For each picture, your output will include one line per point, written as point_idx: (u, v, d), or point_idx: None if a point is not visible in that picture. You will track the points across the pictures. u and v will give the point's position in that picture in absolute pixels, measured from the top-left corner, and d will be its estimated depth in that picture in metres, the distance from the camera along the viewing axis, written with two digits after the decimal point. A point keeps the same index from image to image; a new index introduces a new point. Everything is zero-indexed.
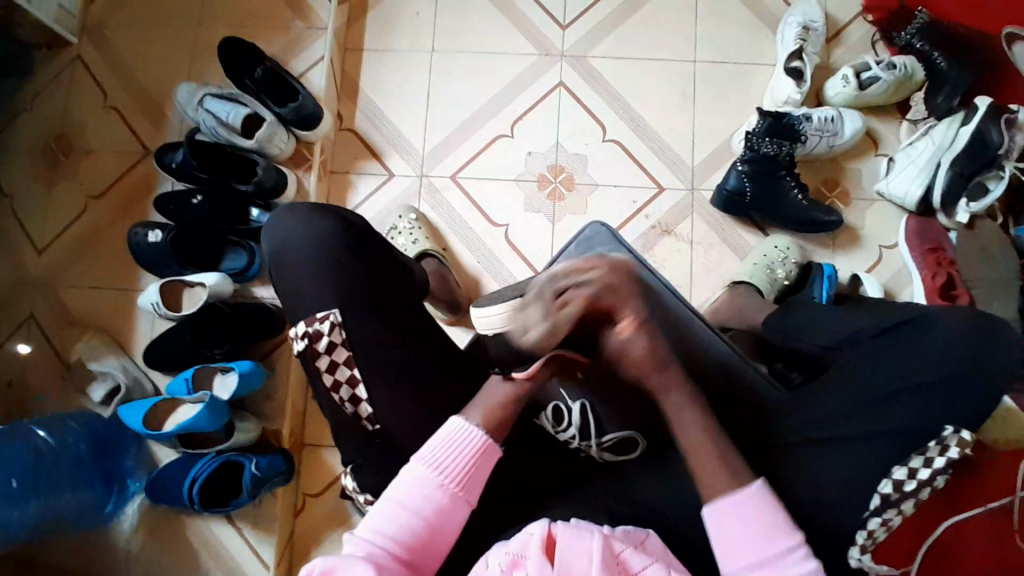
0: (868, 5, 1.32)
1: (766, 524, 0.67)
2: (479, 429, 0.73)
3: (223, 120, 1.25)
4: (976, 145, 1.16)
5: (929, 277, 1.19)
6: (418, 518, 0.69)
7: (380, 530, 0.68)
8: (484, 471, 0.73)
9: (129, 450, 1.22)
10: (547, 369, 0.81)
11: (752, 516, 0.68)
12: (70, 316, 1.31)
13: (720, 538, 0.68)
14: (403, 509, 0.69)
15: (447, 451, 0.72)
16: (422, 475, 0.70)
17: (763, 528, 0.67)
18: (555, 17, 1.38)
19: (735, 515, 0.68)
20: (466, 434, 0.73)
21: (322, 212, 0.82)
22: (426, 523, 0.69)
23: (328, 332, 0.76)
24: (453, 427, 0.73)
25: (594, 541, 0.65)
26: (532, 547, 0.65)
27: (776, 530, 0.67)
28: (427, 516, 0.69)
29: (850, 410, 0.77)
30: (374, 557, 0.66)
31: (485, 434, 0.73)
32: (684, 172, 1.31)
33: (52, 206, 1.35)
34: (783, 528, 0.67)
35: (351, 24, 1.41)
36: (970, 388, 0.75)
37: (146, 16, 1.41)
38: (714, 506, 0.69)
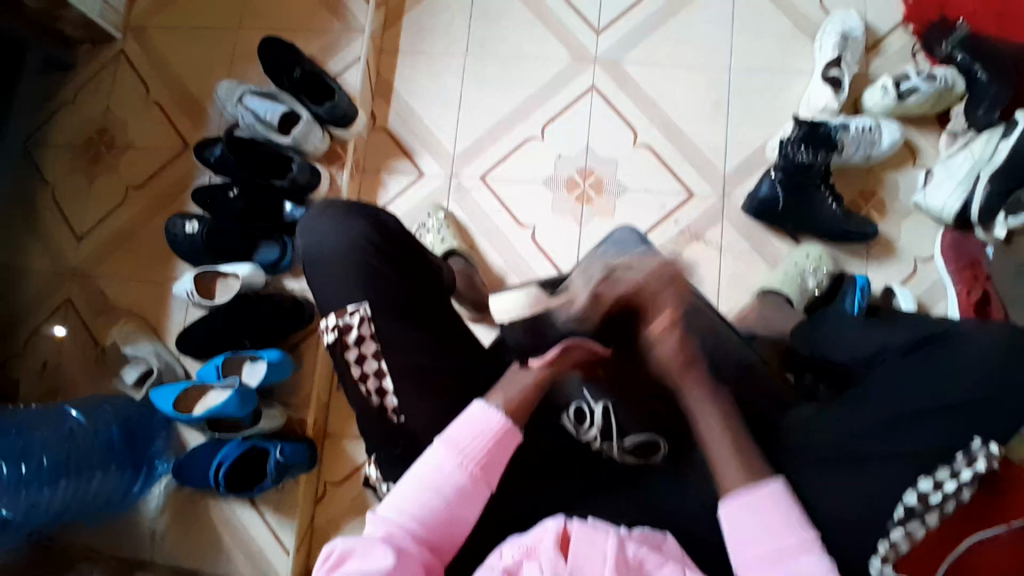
0: (910, 16, 1.31)
1: (779, 522, 0.66)
2: (500, 410, 0.74)
3: (262, 116, 1.28)
4: (1014, 162, 1.10)
5: (964, 292, 1.15)
6: (438, 498, 0.69)
7: (402, 509, 0.68)
8: (504, 454, 0.73)
9: (159, 435, 1.24)
10: (564, 357, 0.83)
11: (768, 511, 0.67)
12: (106, 303, 1.35)
13: (736, 531, 0.67)
14: (425, 489, 0.69)
15: (469, 433, 0.72)
16: (443, 456, 0.71)
17: (775, 527, 0.66)
18: (589, 22, 1.38)
19: (749, 511, 0.67)
20: (486, 416, 0.73)
21: (357, 207, 0.84)
22: (446, 505, 0.69)
23: (358, 324, 0.77)
24: (474, 409, 0.74)
25: (608, 540, 0.64)
26: (545, 540, 0.65)
27: (788, 529, 0.66)
28: (447, 497, 0.69)
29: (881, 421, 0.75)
30: (396, 536, 0.66)
31: (507, 416, 0.74)
32: (715, 178, 1.30)
33: (94, 196, 1.40)
34: (798, 526, 0.66)
35: (388, 26, 1.43)
36: (1015, 407, 0.71)
37: (190, 15, 1.46)
38: (732, 501, 0.68)
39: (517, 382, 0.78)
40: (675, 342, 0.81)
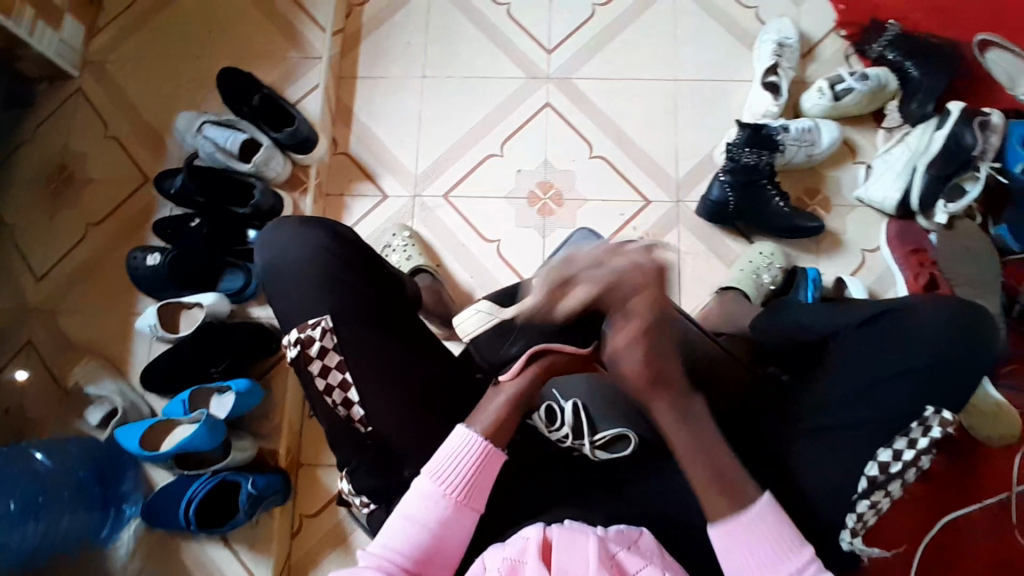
0: (841, 22, 1.39)
1: (772, 544, 0.69)
2: (478, 436, 0.74)
3: (221, 145, 1.29)
4: (950, 147, 1.20)
5: (911, 277, 1.23)
6: (425, 531, 0.70)
7: (390, 545, 0.70)
8: (488, 481, 0.74)
9: (127, 473, 1.21)
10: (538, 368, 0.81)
11: (765, 531, 0.69)
12: (68, 341, 1.32)
13: (732, 555, 0.70)
14: (411, 523, 0.71)
15: (448, 464, 0.73)
16: (426, 489, 0.72)
17: (773, 545, 0.69)
18: (541, 42, 1.44)
19: (744, 531, 0.70)
20: (465, 444, 0.73)
21: (316, 222, 0.85)
22: (432, 536, 0.70)
23: (319, 337, 0.78)
24: (454, 438, 0.74)
25: (589, 544, 0.65)
26: (530, 551, 0.65)
27: (787, 547, 0.69)
28: (433, 529, 0.70)
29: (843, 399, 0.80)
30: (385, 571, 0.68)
31: (484, 442, 0.74)
32: (669, 185, 1.35)
33: (53, 234, 1.38)
34: (794, 543, 0.69)
35: (345, 53, 1.47)
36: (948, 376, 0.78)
37: (145, 50, 1.47)
38: (721, 527, 0.70)
39: (494, 403, 0.77)
40: (639, 350, 0.75)
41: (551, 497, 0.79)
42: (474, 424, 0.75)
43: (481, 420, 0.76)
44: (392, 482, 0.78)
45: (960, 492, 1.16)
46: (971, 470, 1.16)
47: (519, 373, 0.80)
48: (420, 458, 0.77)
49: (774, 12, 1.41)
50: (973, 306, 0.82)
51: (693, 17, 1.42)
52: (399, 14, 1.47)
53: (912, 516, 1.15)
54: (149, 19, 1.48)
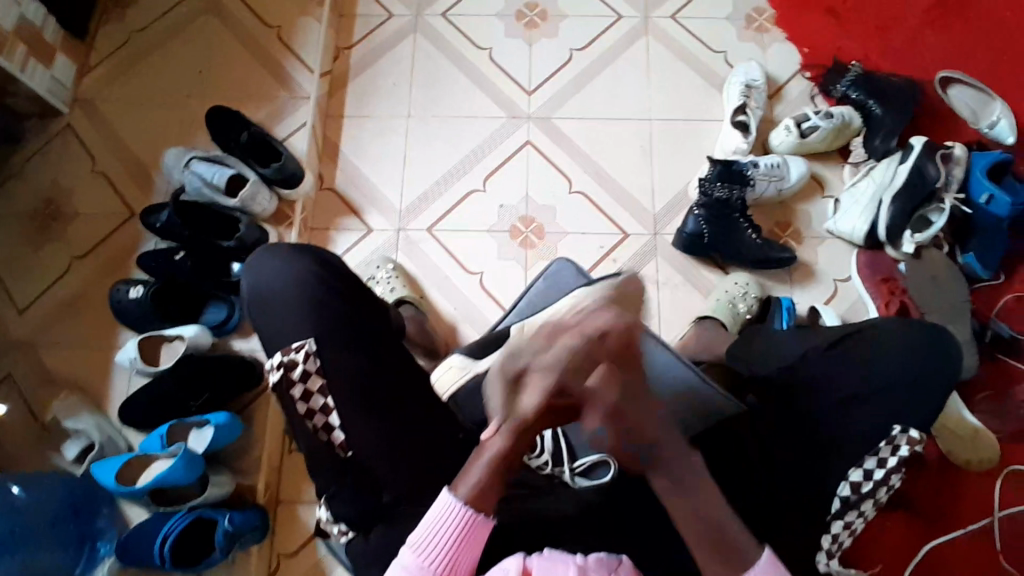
0: (805, 65, 1.47)
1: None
2: (461, 505, 0.68)
3: (208, 179, 1.31)
4: (913, 180, 1.26)
5: (883, 304, 1.27)
6: None
7: None
8: (474, 552, 0.69)
9: (102, 510, 1.19)
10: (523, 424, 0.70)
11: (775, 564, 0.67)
12: (48, 375, 1.30)
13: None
14: None
15: (431, 532, 0.68)
16: (408, 562, 0.68)
17: None
18: (521, 84, 1.50)
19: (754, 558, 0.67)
20: (447, 514, 0.68)
21: (301, 251, 0.87)
22: None
23: (303, 360, 0.79)
24: (438, 506, 0.69)
25: (568, 573, 0.63)
26: None
27: None
28: None
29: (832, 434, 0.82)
30: None
31: (468, 508, 0.68)
32: (647, 218, 1.39)
33: (36, 268, 1.38)
34: None
35: (332, 94, 1.52)
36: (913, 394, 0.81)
37: (136, 90, 1.50)
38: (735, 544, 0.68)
39: (478, 465, 0.70)
40: None
41: (530, 521, 0.79)
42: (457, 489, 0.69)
43: (465, 482, 0.69)
44: (371, 507, 0.77)
45: (942, 518, 1.16)
46: (951, 496, 1.17)
47: (504, 428, 0.70)
48: (398, 482, 0.77)
49: (742, 56, 1.49)
50: (938, 330, 0.88)
51: (665, 60, 1.50)
52: (386, 56, 1.53)
53: (894, 543, 1.15)
54: (142, 60, 1.53)
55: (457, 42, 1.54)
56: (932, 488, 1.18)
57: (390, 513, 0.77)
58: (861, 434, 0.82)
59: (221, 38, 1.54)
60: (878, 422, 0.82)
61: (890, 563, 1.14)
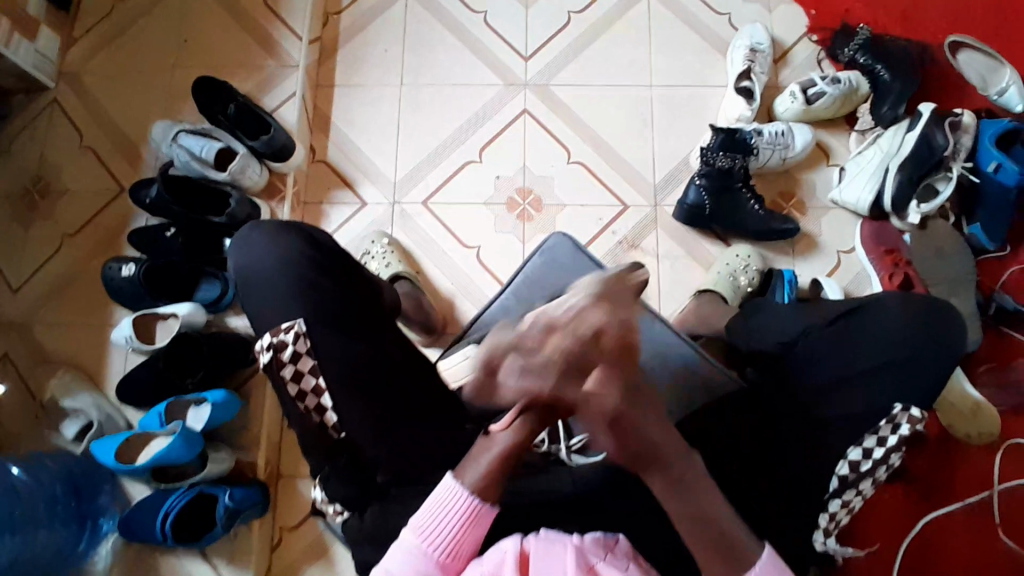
0: (812, 27, 1.41)
1: None
2: (467, 491, 0.68)
3: (197, 154, 1.28)
4: (921, 150, 1.22)
5: (886, 278, 1.24)
6: None
7: None
8: (476, 538, 0.69)
9: (103, 488, 1.20)
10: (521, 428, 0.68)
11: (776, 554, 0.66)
12: (46, 355, 1.30)
13: None
14: None
15: (433, 520, 0.68)
16: (410, 546, 0.67)
17: None
18: (517, 50, 1.45)
19: None
20: (455, 497, 0.68)
21: (290, 229, 0.85)
22: None
23: (292, 342, 0.77)
24: (443, 491, 0.69)
25: (566, 555, 0.63)
26: (507, 565, 0.63)
27: None
28: None
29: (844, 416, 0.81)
30: None
31: (474, 496, 0.68)
32: (647, 189, 1.36)
33: (28, 247, 1.36)
34: None
35: (322, 62, 1.47)
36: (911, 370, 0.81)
37: (120, 61, 1.46)
38: None
39: (486, 455, 0.69)
40: None
41: (527, 501, 0.79)
42: (464, 477, 0.69)
43: (471, 472, 0.69)
44: (366, 489, 0.77)
45: (940, 492, 1.17)
46: (950, 470, 1.18)
47: (513, 424, 0.68)
48: (392, 464, 0.77)
49: (747, 18, 1.43)
50: (941, 302, 0.86)
51: (666, 23, 1.44)
52: (377, 22, 1.48)
53: (891, 517, 1.16)
54: (125, 29, 1.47)
55: (451, 6, 1.48)
56: (931, 462, 1.18)
57: (383, 492, 0.77)
58: (861, 411, 0.81)
59: (205, 4, 1.48)
60: (876, 401, 0.82)
61: (887, 538, 1.15)
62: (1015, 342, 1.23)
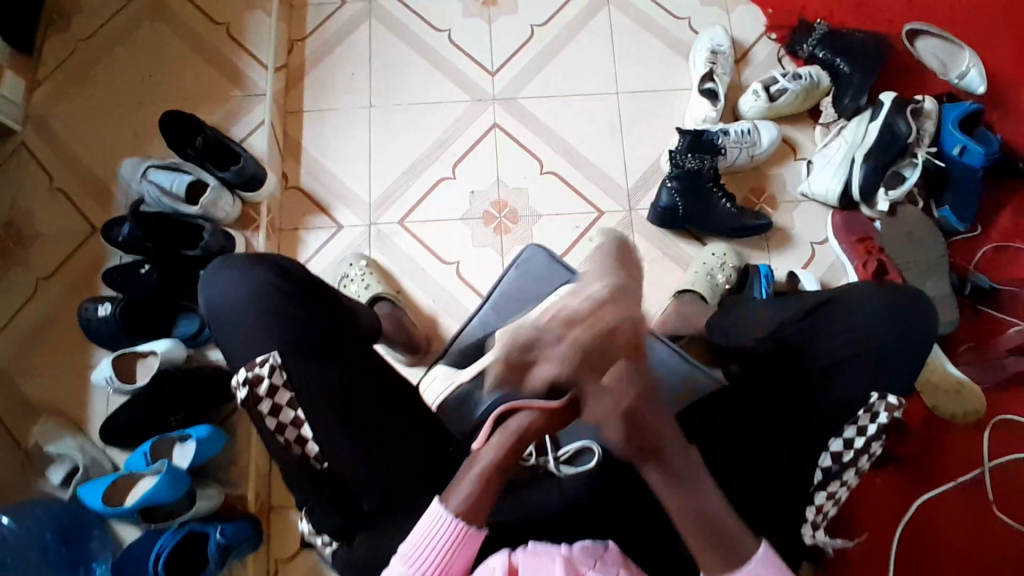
0: (770, 26, 1.44)
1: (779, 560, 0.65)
2: (455, 516, 0.67)
3: (167, 189, 1.28)
4: (884, 138, 1.25)
5: (860, 266, 1.26)
6: None
7: None
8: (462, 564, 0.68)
9: (93, 536, 1.17)
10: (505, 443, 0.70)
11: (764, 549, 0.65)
12: (26, 401, 1.28)
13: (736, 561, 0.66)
14: None
15: (421, 543, 0.67)
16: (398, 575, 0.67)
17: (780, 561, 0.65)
18: (483, 65, 1.46)
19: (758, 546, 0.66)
20: (441, 524, 0.67)
21: (259, 260, 0.84)
22: None
23: (268, 375, 0.76)
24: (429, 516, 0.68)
25: (554, 566, 0.62)
26: None
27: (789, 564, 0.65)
28: None
29: (827, 405, 0.82)
30: None
31: (458, 519, 0.67)
32: (620, 195, 1.37)
33: (2, 294, 1.34)
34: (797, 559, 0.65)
35: (290, 89, 1.47)
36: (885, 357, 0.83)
37: (86, 100, 1.45)
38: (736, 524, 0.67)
39: (469, 477, 0.70)
40: None
41: (517, 517, 0.79)
42: (447, 500, 0.68)
43: (455, 494, 0.69)
44: (353, 516, 0.76)
45: (931, 474, 1.18)
46: (940, 451, 1.19)
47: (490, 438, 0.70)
48: (379, 490, 0.76)
49: (706, 20, 1.45)
50: (914, 288, 0.88)
51: (627, 30, 1.46)
52: (341, 47, 1.48)
53: (884, 503, 1.17)
54: (89, 69, 1.47)
55: (413, 26, 1.49)
56: (921, 444, 1.19)
57: (372, 520, 0.76)
58: (842, 402, 0.82)
59: (170, 39, 1.48)
60: (856, 389, 0.83)
61: (883, 524, 1.16)
62: (992, 319, 1.25)
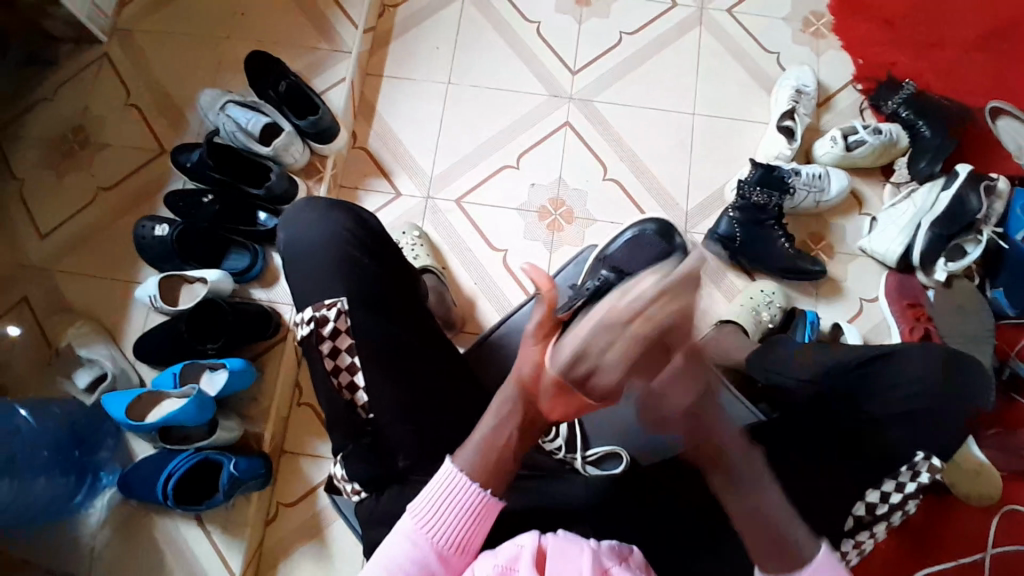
0: (858, 76, 1.43)
1: None
2: (469, 483, 0.69)
3: (242, 125, 1.29)
4: (955, 209, 1.23)
5: (906, 330, 1.26)
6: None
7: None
8: (483, 529, 0.69)
9: (106, 441, 1.20)
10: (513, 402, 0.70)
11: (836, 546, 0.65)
12: (66, 303, 1.31)
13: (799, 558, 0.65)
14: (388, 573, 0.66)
15: (439, 504, 0.68)
16: (408, 531, 0.67)
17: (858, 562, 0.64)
18: (566, 62, 1.47)
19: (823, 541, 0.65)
20: (463, 486, 0.69)
21: (340, 207, 0.87)
22: None
23: (334, 318, 0.80)
24: (446, 475, 0.69)
25: (583, 557, 0.62)
26: (523, 559, 0.62)
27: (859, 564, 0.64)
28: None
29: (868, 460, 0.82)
30: None
31: (481, 488, 0.69)
32: (678, 214, 1.37)
33: (62, 195, 1.37)
34: None
35: (374, 51, 1.49)
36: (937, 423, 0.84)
37: (176, 24, 1.48)
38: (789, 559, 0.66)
39: (471, 442, 0.71)
40: None
41: (541, 506, 0.80)
42: (457, 459, 0.70)
43: (463, 453, 0.70)
44: (385, 472, 0.77)
45: (935, 549, 1.17)
46: (949, 529, 1.18)
47: (504, 409, 0.71)
48: (415, 451, 0.77)
49: (796, 59, 1.45)
50: (966, 356, 0.89)
51: (715, 54, 1.46)
52: (432, 20, 1.50)
53: (881, 567, 1.16)
54: None
55: (505, 12, 1.50)
56: (928, 520, 1.18)
57: (403, 477, 0.77)
58: (883, 456, 0.82)
59: None
60: (899, 447, 0.83)
61: None
62: None
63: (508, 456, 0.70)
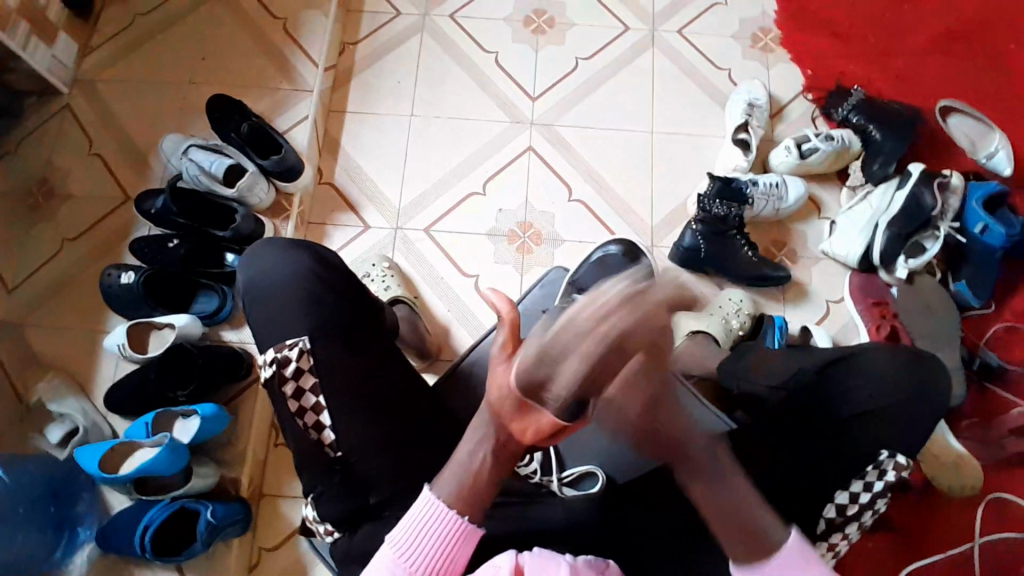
0: (809, 87, 1.48)
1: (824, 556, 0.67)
2: (443, 514, 0.68)
3: (206, 168, 1.31)
4: (910, 208, 1.28)
5: (873, 328, 1.28)
6: None
7: None
8: (460, 558, 0.69)
9: (81, 497, 1.17)
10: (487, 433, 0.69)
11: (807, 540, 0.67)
12: (33, 358, 1.29)
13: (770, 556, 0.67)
14: None
15: (417, 536, 0.68)
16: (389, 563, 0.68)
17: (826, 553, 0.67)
18: (526, 90, 1.50)
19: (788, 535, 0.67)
20: (439, 518, 0.68)
21: (300, 247, 0.88)
22: None
23: (297, 358, 0.80)
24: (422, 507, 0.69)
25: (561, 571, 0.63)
26: None
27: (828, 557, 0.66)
28: None
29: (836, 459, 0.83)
30: None
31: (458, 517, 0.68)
32: (644, 229, 1.40)
33: (27, 249, 1.36)
34: None
35: (337, 89, 1.51)
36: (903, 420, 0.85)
37: (137, 73, 1.49)
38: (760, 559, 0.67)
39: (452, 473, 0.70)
40: None
41: (519, 531, 0.80)
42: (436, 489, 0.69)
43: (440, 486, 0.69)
44: (358, 508, 0.76)
45: (924, 543, 1.18)
46: (936, 523, 1.19)
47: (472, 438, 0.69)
48: (388, 485, 0.77)
49: (747, 74, 1.50)
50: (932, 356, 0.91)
51: (669, 73, 1.51)
52: (393, 54, 1.53)
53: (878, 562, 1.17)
54: (145, 43, 1.51)
55: (463, 44, 1.54)
56: (913, 516, 1.19)
57: (376, 512, 0.77)
58: (851, 455, 0.84)
59: (226, 25, 1.53)
60: (866, 445, 0.84)
61: None
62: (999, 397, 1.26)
63: (474, 482, 0.69)
